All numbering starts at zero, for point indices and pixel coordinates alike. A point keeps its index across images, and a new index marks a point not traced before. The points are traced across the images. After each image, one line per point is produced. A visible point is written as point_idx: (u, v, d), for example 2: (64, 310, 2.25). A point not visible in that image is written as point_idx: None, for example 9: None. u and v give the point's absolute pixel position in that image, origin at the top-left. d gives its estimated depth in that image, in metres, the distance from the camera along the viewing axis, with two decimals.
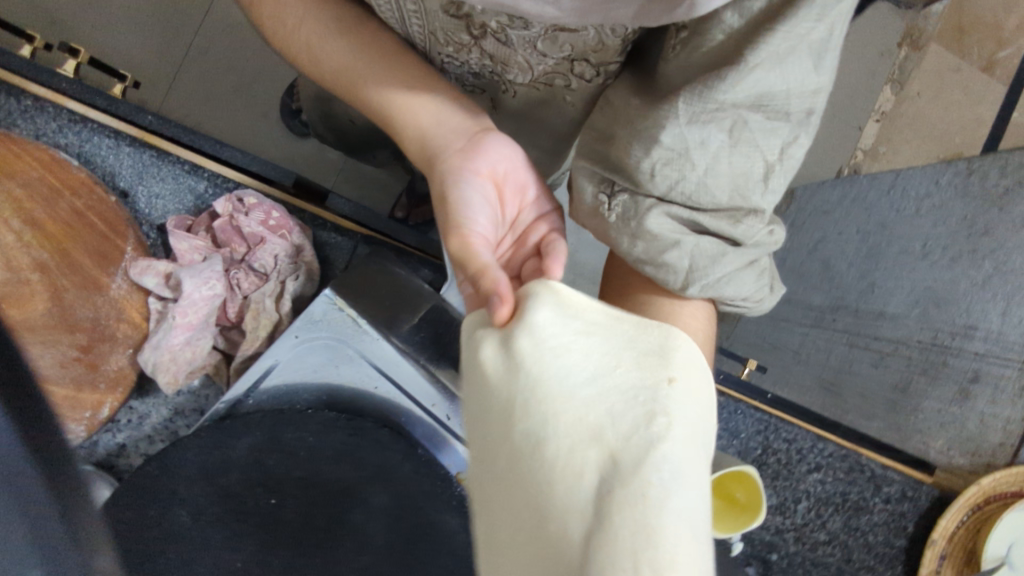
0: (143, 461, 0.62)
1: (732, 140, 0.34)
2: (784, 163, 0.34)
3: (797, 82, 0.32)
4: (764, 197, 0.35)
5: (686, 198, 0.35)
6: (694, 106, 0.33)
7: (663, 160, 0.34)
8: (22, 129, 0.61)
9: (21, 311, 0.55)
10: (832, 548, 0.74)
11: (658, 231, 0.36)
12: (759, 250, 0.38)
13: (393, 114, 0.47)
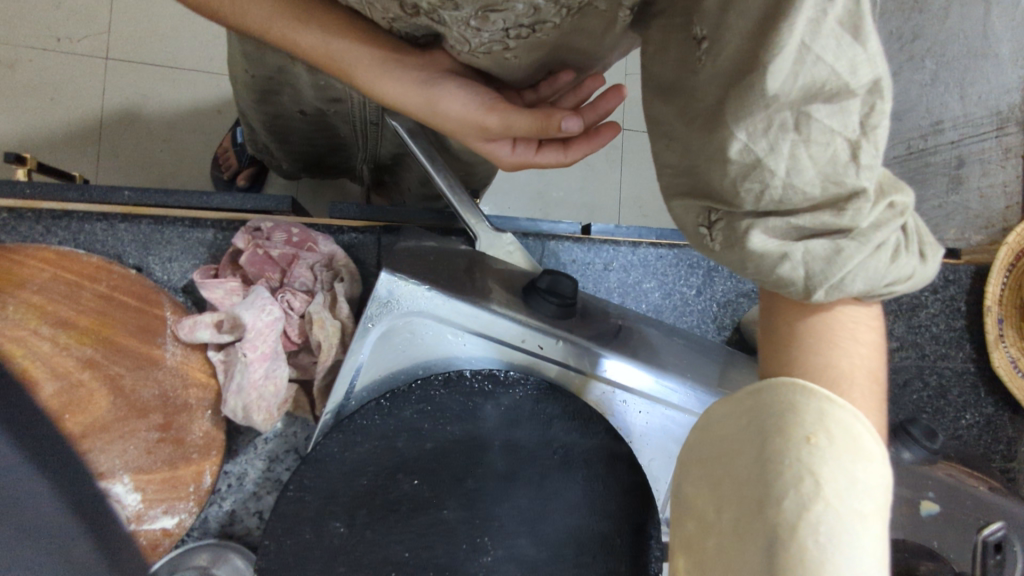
0: (260, 517, 0.61)
1: (803, 135, 0.31)
2: (871, 132, 0.31)
3: (840, 57, 0.29)
4: (862, 175, 0.32)
5: (779, 200, 0.33)
6: (746, 120, 0.31)
7: (741, 174, 0.32)
8: (10, 243, 0.58)
9: (86, 413, 0.53)
10: (906, 351, 0.78)
11: (763, 248, 0.34)
12: (882, 232, 0.33)
13: (343, 53, 0.45)
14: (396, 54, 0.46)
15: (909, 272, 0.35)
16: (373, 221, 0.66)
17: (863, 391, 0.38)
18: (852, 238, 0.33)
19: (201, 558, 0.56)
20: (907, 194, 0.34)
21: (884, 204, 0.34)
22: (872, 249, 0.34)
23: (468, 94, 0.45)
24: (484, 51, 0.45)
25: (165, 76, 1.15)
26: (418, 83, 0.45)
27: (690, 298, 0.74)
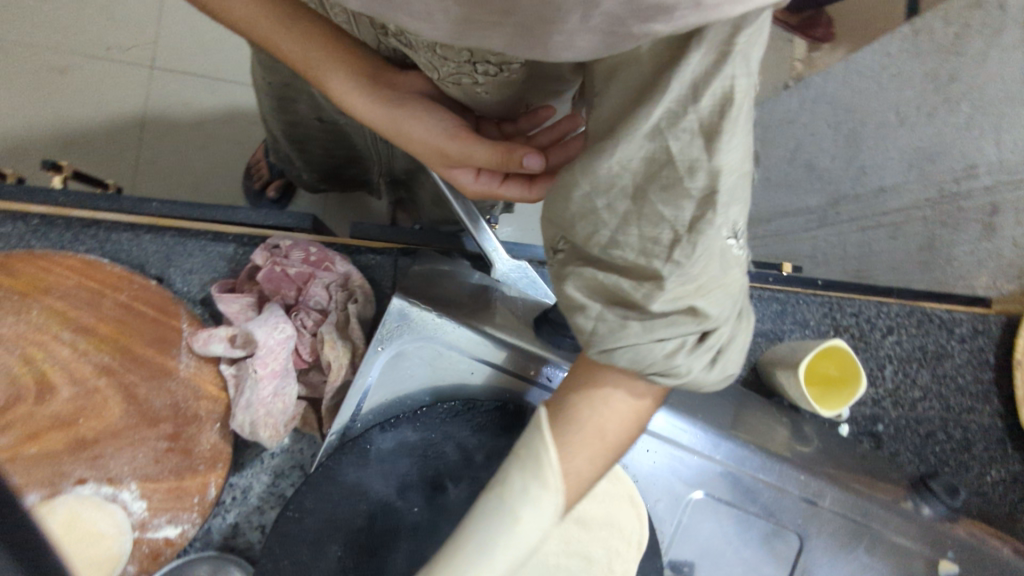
0: (262, 532, 0.60)
1: (637, 209, 0.33)
2: (694, 235, 0.32)
3: (684, 152, 0.31)
4: (666, 266, 0.33)
5: (601, 251, 0.35)
6: (591, 178, 0.33)
7: (578, 216, 0.34)
8: (39, 248, 0.60)
9: (99, 419, 0.55)
10: (930, 402, 0.76)
11: (571, 294, 0.36)
12: (681, 328, 0.35)
13: (325, 68, 0.46)
14: (375, 75, 0.47)
15: (690, 375, 0.37)
16: (391, 243, 0.67)
17: (597, 454, 0.42)
18: (640, 319, 0.35)
19: (202, 569, 0.56)
20: (716, 305, 0.36)
21: (685, 307, 0.35)
22: (658, 338, 0.35)
23: (436, 119, 0.46)
24: (454, 81, 0.46)
25: (203, 88, 1.19)
26: (384, 104, 0.46)
27: None
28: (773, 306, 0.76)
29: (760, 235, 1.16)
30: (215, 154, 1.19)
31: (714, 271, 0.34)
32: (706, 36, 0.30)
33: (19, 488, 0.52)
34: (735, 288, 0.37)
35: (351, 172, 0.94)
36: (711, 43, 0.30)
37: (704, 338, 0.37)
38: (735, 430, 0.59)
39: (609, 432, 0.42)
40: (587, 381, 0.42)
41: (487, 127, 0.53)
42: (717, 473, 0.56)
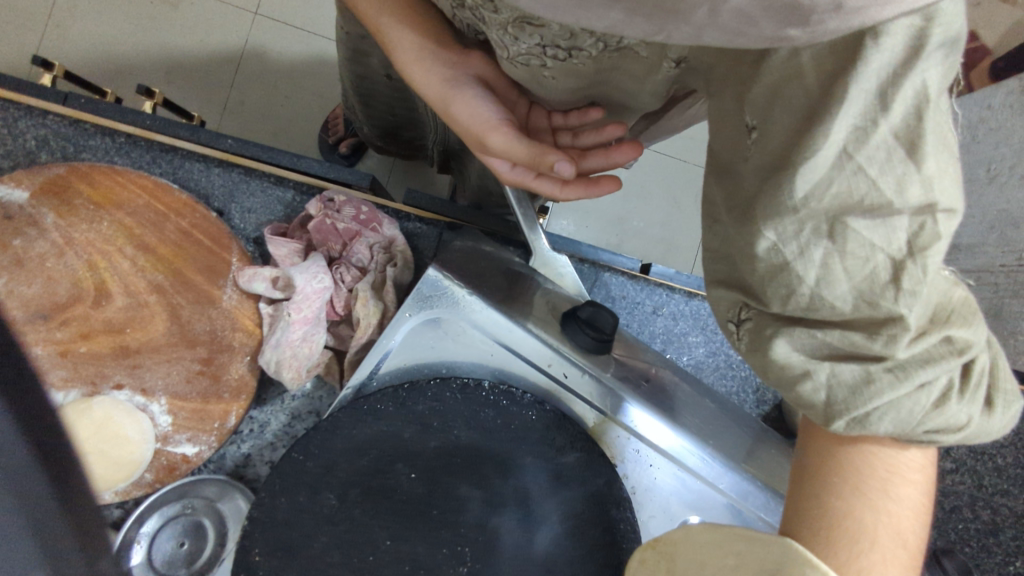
0: (270, 467, 0.64)
1: (838, 246, 0.30)
2: (918, 256, 0.29)
3: (885, 174, 0.29)
4: (900, 302, 0.30)
5: (804, 310, 0.32)
6: (775, 218, 0.31)
7: (769, 275, 0.32)
8: (120, 164, 0.65)
9: (145, 332, 0.59)
10: (961, 476, 0.72)
11: (784, 359, 0.33)
12: (924, 369, 0.31)
13: (393, 34, 0.48)
14: (436, 47, 0.48)
15: (969, 422, 0.32)
16: (438, 216, 0.69)
17: (899, 561, 0.34)
18: (887, 369, 0.31)
19: (210, 490, 0.61)
20: (970, 329, 0.31)
21: (937, 339, 0.31)
22: (910, 389, 0.31)
23: (482, 106, 0.48)
24: (523, 62, 0.46)
25: (300, 39, 1.23)
26: (443, 82, 0.48)
27: (736, 361, 0.71)
28: None
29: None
30: (294, 103, 1.23)
31: (943, 287, 0.31)
32: (887, 30, 0.27)
33: (67, 381, 0.57)
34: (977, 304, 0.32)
35: (410, 134, 0.94)
36: (897, 37, 0.27)
37: (966, 371, 0.32)
38: None
39: (902, 530, 0.35)
40: (850, 481, 0.35)
41: (535, 114, 0.55)
42: (719, 504, 0.55)
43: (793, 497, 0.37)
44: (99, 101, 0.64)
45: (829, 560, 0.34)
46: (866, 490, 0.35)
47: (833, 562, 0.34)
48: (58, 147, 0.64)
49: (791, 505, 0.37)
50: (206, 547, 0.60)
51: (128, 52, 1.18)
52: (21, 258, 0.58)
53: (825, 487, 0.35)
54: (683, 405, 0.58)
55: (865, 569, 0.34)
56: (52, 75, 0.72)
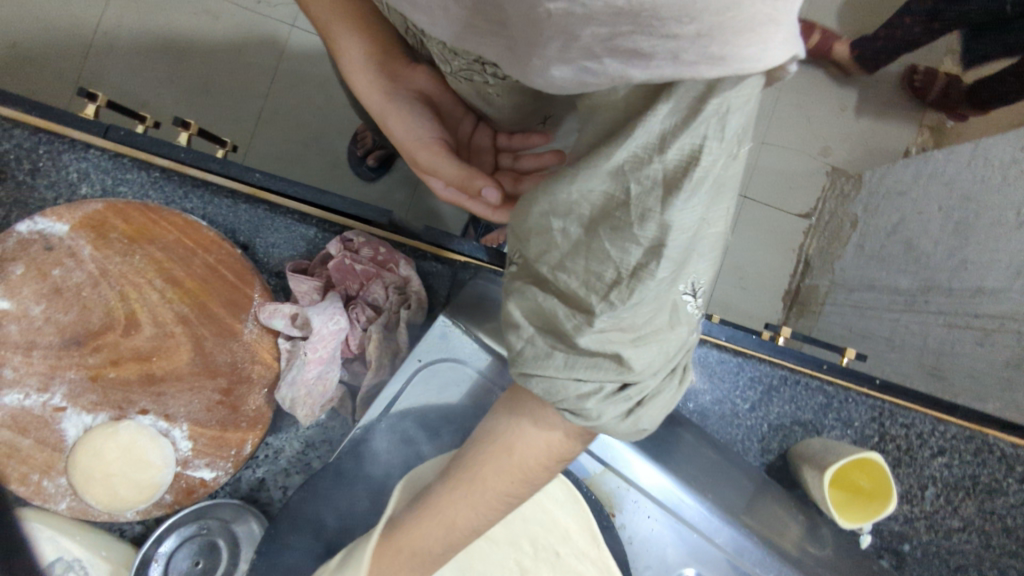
0: (283, 492, 0.67)
1: (588, 240, 0.34)
2: (632, 282, 0.33)
3: (638, 202, 0.31)
4: (600, 308, 0.34)
5: (549, 271, 0.36)
6: (551, 200, 0.34)
7: (537, 241, 0.36)
8: (154, 198, 0.68)
9: (170, 361, 0.62)
10: (968, 536, 0.70)
11: (514, 312, 0.39)
12: (595, 368, 0.37)
13: (349, 49, 0.51)
14: (378, 60, 0.52)
15: (600, 419, 0.39)
16: (454, 255, 0.69)
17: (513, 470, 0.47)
18: (564, 354, 0.37)
19: (226, 512, 0.65)
20: (638, 355, 0.36)
21: (612, 353, 0.36)
22: (574, 376, 0.37)
23: (416, 123, 0.50)
24: (466, 77, 0.49)
25: None
26: (384, 96, 0.51)
27: (741, 412, 0.72)
28: (818, 397, 0.72)
29: (837, 304, 1.13)
30: None
31: (647, 317, 0.35)
32: (680, 89, 0.29)
33: (96, 405, 0.61)
34: (663, 346, 0.38)
35: None
36: (689, 92, 0.29)
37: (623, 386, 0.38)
38: (745, 515, 0.59)
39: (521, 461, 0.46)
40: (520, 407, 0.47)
41: (480, 133, 0.56)
42: (716, 559, 0.55)
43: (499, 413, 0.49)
44: (138, 135, 0.68)
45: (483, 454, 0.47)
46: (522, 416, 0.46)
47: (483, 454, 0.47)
48: (97, 180, 0.68)
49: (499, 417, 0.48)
50: (221, 564, 0.63)
51: (145, 56, 1.16)
52: (59, 286, 0.62)
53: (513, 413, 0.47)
54: (670, 457, 0.61)
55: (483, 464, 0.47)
56: (96, 106, 0.75)
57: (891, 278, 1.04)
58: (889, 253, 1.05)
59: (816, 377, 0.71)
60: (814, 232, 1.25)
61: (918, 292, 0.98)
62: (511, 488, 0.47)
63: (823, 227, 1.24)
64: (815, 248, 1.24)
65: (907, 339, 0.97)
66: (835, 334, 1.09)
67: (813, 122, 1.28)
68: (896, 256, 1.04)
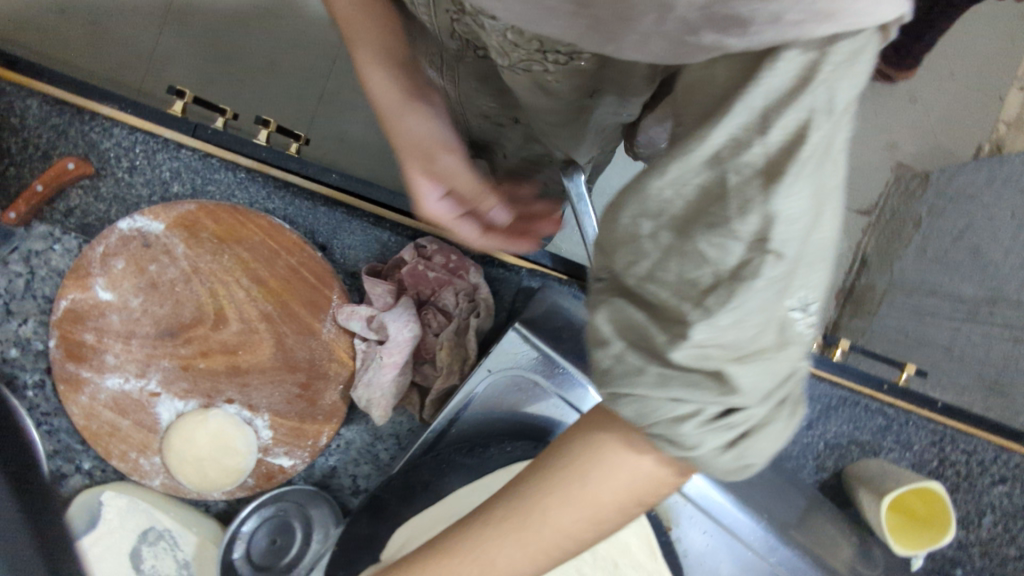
0: (355, 480, 0.72)
1: (680, 246, 0.25)
2: (736, 285, 0.25)
3: (737, 190, 0.24)
4: (694, 316, 0.25)
5: (633, 281, 0.27)
6: (637, 200, 0.26)
7: (619, 243, 0.27)
8: (239, 199, 0.71)
9: (254, 355, 0.66)
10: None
11: (595, 326, 0.29)
12: (684, 393, 0.27)
13: (356, 18, 0.42)
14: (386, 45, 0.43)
15: (695, 452, 0.29)
16: (520, 262, 0.70)
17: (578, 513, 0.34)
18: (656, 370, 0.27)
19: (300, 497, 0.69)
20: (743, 373, 0.26)
21: (711, 370, 0.27)
22: (664, 396, 0.28)
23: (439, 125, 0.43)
24: (524, 69, 0.42)
25: None
26: (398, 80, 0.43)
27: (798, 429, 0.73)
28: (877, 419, 0.72)
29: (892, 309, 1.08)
30: None
31: (750, 329, 0.26)
32: (783, 55, 0.23)
33: (187, 392, 0.66)
34: (779, 363, 0.27)
35: None
36: (793, 63, 0.23)
37: (728, 413, 0.28)
38: (795, 530, 0.61)
39: (600, 494, 0.33)
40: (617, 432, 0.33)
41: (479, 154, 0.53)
42: None
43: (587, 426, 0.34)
44: (225, 135, 0.71)
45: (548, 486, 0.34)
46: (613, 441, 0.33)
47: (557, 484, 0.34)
48: (188, 180, 0.72)
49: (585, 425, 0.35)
50: (294, 545, 0.69)
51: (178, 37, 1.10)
52: (155, 281, 0.66)
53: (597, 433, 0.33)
54: None
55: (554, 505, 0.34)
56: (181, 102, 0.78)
57: None
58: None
59: (877, 399, 0.71)
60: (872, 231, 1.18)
61: None
62: (577, 528, 0.34)
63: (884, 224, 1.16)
64: (873, 246, 1.17)
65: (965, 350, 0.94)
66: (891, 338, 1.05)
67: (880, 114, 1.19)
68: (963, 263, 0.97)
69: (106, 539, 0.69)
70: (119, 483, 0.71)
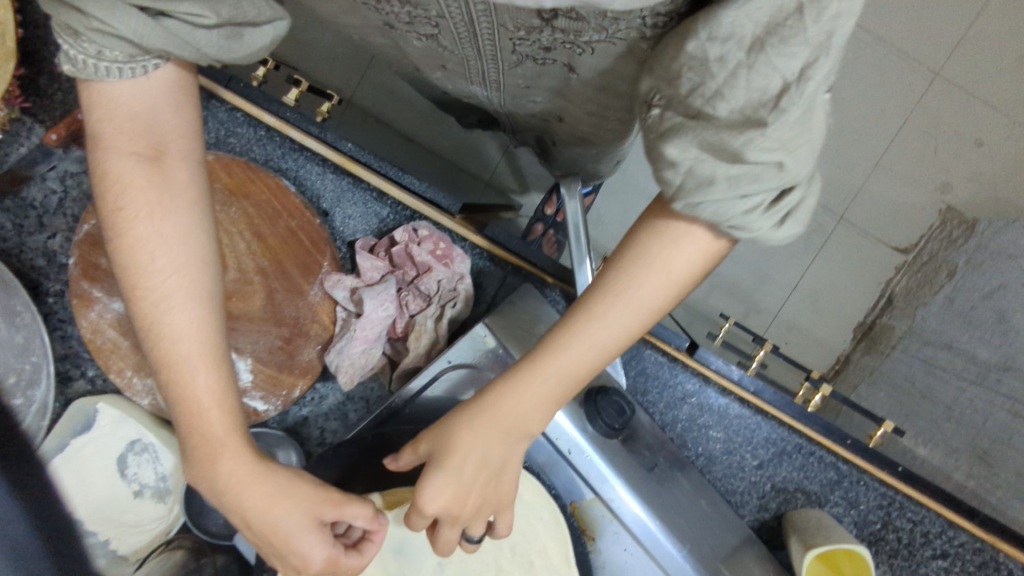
0: (323, 432, 0.77)
1: (748, 62, 0.35)
2: (798, 85, 0.35)
3: (781, 58, 0.35)
4: (772, 116, 0.36)
5: (702, 105, 0.38)
6: (711, 27, 0.36)
7: (688, 68, 0.37)
8: (257, 155, 0.75)
9: (243, 303, 0.71)
10: None
11: (672, 149, 0.39)
12: (760, 186, 0.38)
13: (161, 295, 0.49)
14: (158, 143, 0.49)
15: (759, 231, 0.40)
16: (508, 258, 0.72)
17: (620, 317, 0.47)
18: (730, 173, 0.38)
19: (268, 439, 0.74)
20: (799, 162, 0.37)
21: (774, 160, 0.37)
22: (740, 192, 0.38)
23: (186, 263, 0.50)
24: (623, 37, 0.47)
25: None
26: (206, 395, 0.50)
27: (748, 466, 0.74)
28: (829, 472, 0.72)
29: (907, 353, 1.09)
30: None
31: (788, 118, 0.36)
32: None
33: None
34: (817, 148, 0.38)
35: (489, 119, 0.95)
36: None
37: (780, 197, 0.39)
38: (722, 565, 0.63)
39: (649, 261, 0.46)
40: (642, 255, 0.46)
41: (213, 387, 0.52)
42: None
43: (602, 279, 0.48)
44: (255, 91, 0.74)
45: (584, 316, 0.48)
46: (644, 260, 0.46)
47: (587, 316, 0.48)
48: (210, 130, 0.76)
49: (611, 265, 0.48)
50: None
51: None
52: None
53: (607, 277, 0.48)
54: (666, 496, 0.64)
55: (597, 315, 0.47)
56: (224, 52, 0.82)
57: (970, 343, 0.99)
58: (977, 317, 1.00)
59: (839, 452, 0.71)
60: (907, 269, 1.17)
61: (997, 366, 0.93)
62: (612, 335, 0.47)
63: (920, 266, 1.15)
64: (903, 286, 1.16)
65: (966, 414, 0.94)
66: (896, 383, 1.07)
67: (940, 152, 1.16)
68: (984, 323, 0.98)
69: (96, 443, 0.78)
70: (113, 395, 0.78)
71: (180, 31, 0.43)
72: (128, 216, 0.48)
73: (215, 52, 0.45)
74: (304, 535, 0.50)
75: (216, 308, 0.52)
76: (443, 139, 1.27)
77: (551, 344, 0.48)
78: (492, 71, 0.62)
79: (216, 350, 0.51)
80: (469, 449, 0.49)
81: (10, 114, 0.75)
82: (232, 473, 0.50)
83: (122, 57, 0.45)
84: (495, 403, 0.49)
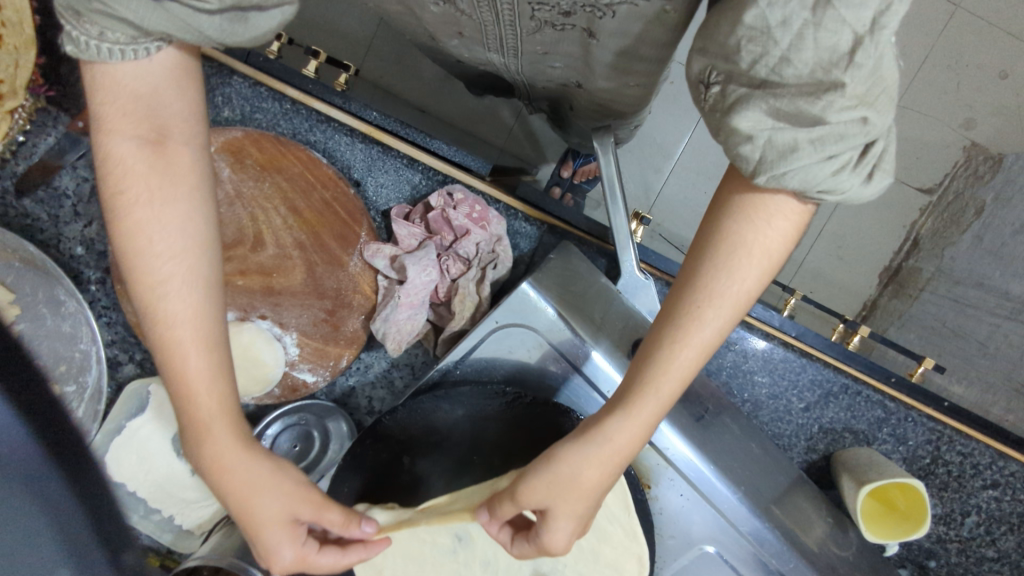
0: (370, 401, 0.78)
1: (815, 19, 0.32)
2: (876, 33, 0.31)
3: (853, 14, 0.31)
4: (848, 72, 0.32)
5: (768, 74, 0.34)
6: None
7: (747, 37, 0.34)
8: (284, 129, 0.75)
9: (286, 278, 0.72)
10: (1000, 566, 0.72)
11: (738, 122, 0.35)
12: (843, 146, 0.34)
13: (160, 283, 0.44)
14: (163, 126, 0.44)
15: (849, 192, 0.36)
16: (544, 217, 0.72)
17: (723, 315, 0.42)
18: (810, 139, 0.34)
19: (318, 409, 0.75)
20: (884, 113, 0.34)
21: (857, 116, 0.33)
22: (824, 156, 0.34)
23: (189, 250, 0.45)
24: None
25: None
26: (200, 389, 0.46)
27: (794, 410, 0.74)
28: (877, 411, 0.72)
29: (937, 294, 1.07)
30: None
31: (865, 77, 0.32)
32: None
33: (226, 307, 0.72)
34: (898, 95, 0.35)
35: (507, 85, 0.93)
36: None
37: (866, 151, 0.35)
38: (774, 506, 0.64)
39: (745, 247, 0.41)
40: (738, 247, 0.41)
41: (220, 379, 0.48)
42: (738, 544, 0.62)
43: (692, 274, 0.43)
44: (276, 65, 0.73)
45: (677, 319, 0.43)
46: (744, 252, 0.41)
47: (681, 321, 0.43)
48: (236, 106, 0.75)
49: (699, 253, 0.43)
50: (314, 448, 0.74)
51: None
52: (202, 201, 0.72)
53: (699, 266, 0.43)
54: (715, 442, 0.65)
55: (695, 318, 0.42)
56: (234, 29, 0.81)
57: (1003, 281, 0.98)
58: (1010, 253, 0.98)
59: (887, 391, 0.71)
60: (931, 211, 1.10)
61: None
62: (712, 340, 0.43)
63: (944, 207, 1.09)
64: (929, 228, 1.10)
65: (1001, 349, 0.95)
66: (928, 324, 1.06)
67: (962, 89, 1.08)
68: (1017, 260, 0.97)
69: (150, 425, 0.80)
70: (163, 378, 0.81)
71: (183, 16, 0.39)
72: (128, 201, 0.44)
73: (218, 36, 0.40)
74: (276, 530, 0.49)
75: (221, 297, 0.47)
76: (456, 105, 1.25)
77: (646, 369, 0.44)
78: (511, 38, 0.60)
79: (214, 337, 0.46)
80: (583, 488, 0.46)
81: (34, 103, 0.74)
82: (221, 458, 0.47)
83: (124, 38, 0.40)
84: (603, 445, 0.45)
